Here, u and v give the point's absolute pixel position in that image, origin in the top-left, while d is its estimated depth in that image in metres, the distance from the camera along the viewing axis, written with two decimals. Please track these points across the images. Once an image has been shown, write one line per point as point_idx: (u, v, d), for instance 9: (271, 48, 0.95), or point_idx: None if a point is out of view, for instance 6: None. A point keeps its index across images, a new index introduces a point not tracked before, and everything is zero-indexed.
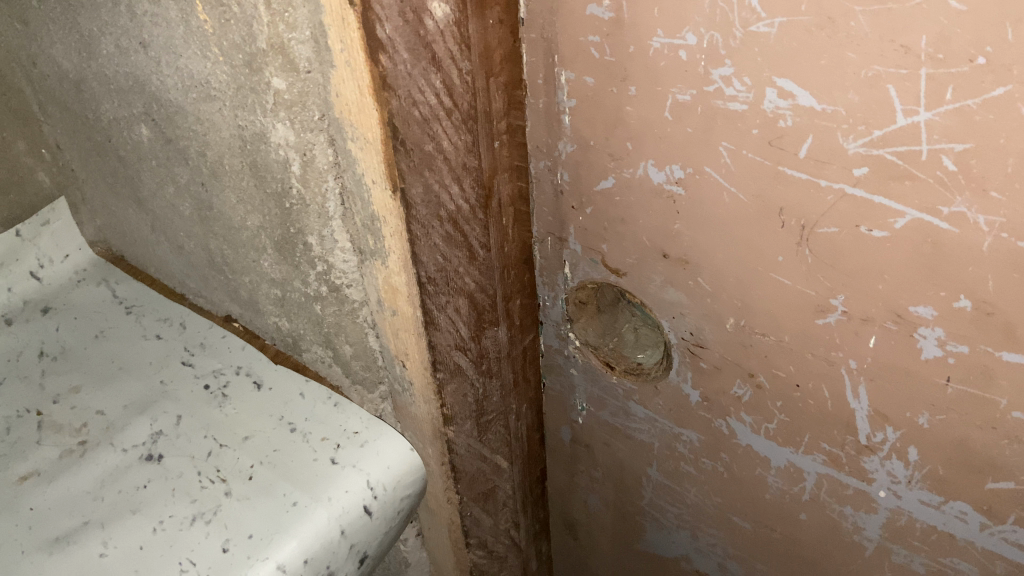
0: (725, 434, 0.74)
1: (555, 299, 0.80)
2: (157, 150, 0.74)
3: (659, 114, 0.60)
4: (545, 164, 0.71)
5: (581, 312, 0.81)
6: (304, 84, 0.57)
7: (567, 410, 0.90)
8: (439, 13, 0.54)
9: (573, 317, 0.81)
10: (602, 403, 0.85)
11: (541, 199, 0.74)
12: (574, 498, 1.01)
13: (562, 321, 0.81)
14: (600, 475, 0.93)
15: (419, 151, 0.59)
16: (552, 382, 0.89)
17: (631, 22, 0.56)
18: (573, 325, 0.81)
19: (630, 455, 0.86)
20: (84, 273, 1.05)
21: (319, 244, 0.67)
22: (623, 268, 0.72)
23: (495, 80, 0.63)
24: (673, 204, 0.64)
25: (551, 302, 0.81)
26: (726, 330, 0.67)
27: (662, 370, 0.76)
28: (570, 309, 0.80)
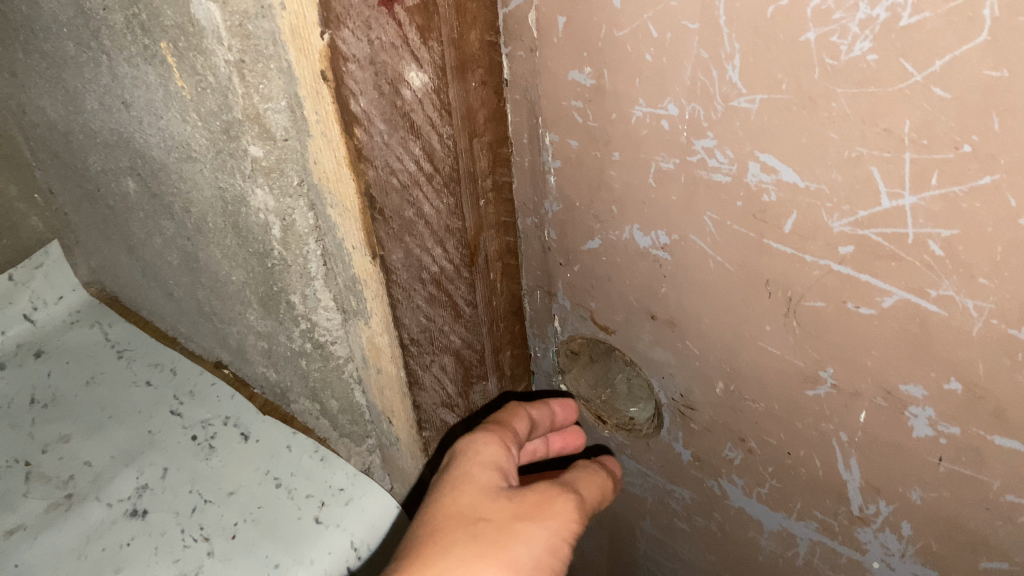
0: (718, 494, 0.72)
1: (546, 349, 0.79)
2: (144, 203, 0.74)
3: (642, 179, 0.58)
4: (531, 220, 0.70)
5: (572, 362, 0.79)
6: (281, 152, 0.56)
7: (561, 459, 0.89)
8: (416, 83, 0.54)
9: (564, 368, 0.79)
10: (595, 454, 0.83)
11: (528, 253, 0.73)
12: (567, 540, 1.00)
13: (553, 372, 0.80)
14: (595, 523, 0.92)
15: (399, 218, 0.58)
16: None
17: (613, 89, 0.55)
18: (565, 376, 0.80)
19: (624, 506, 0.85)
20: (78, 313, 1.10)
21: (302, 303, 0.66)
22: (611, 326, 0.70)
23: (478, 141, 0.62)
24: (659, 268, 0.62)
25: (541, 352, 0.80)
26: (715, 394, 0.65)
27: (654, 427, 0.75)
28: (561, 360, 0.79)
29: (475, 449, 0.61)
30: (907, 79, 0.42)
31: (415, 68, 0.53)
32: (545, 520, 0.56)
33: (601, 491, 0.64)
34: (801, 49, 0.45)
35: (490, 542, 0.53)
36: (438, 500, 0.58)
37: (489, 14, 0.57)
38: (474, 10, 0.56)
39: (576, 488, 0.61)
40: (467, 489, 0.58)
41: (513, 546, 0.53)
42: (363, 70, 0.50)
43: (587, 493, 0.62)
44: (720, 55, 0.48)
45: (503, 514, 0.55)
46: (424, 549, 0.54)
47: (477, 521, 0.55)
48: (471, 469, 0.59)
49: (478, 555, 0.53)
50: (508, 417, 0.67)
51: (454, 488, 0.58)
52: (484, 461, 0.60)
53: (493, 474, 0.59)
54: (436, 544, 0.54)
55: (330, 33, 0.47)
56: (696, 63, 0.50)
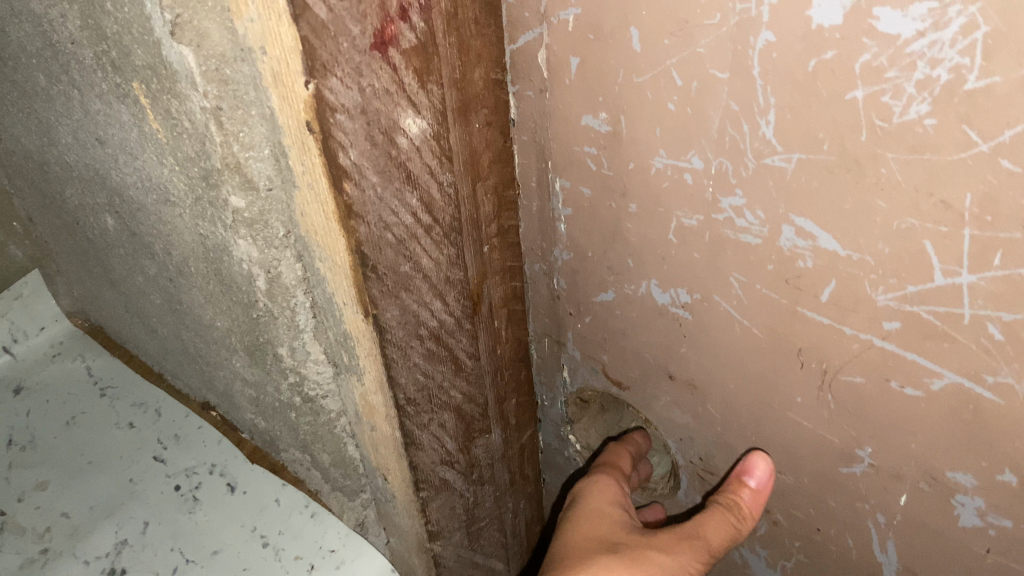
0: (738, 562, 0.70)
1: (553, 398, 0.76)
2: (123, 240, 0.69)
3: (661, 235, 0.54)
4: (539, 266, 0.67)
5: (582, 414, 0.77)
6: (264, 204, 0.51)
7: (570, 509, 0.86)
8: (413, 129, 0.49)
9: (574, 418, 0.77)
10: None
11: (536, 300, 0.70)
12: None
13: (562, 422, 0.77)
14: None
15: (394, 274, 0.53)
16: (552, 477, 0.85)
17: (630, 137, 0.51)
18: (574, 426, 0.78)
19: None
20: (61, 344, 1.09)
21: (290, 355, 0.60)
22: (625, 381, 0.67)
23: (482, 185, 0.58)
24: (678, 327, 0.58)
25: (549, 401, 0.77)
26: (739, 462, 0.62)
27: (670, 488, 0.72)
28: (570, 411, 0.76)
29: (599, 488, 0.65)
30: (969, 148, 0.36)
31: (412, 114, 0.48)
32: (678, 555, 0.58)
33: (732, 532, 0.59)
34: (847, 107, 0.39)
35: (628, 559, 0.57)
36: (572, 533, 0.62)
37: (494, 50, 0.53)
38: (478, 47, 0.52)
39: (700, 533, 0.59)
40: (599, 521, 0.62)
41: (649, 568, 0.56)
42: (354, 120, 0.45)
43: (716, 538, 0.59)
44: (752, 107, 0.43)
45: (636, 542, 0.59)
46: (567, 562, 0.58)
47: (615, 544, 0.59)
48: (597, 505, 0.64)
49: (618, 568, 0.56)
50: (614, 456, 0.69)
51: (585, 518, 0.63)
52: (608, 496, 0.64)
53: (619, 508, 0.63)
54: (578, 563, 0.57)
55: (315, 83, 0.42)
56: (724, 115, 0.45)
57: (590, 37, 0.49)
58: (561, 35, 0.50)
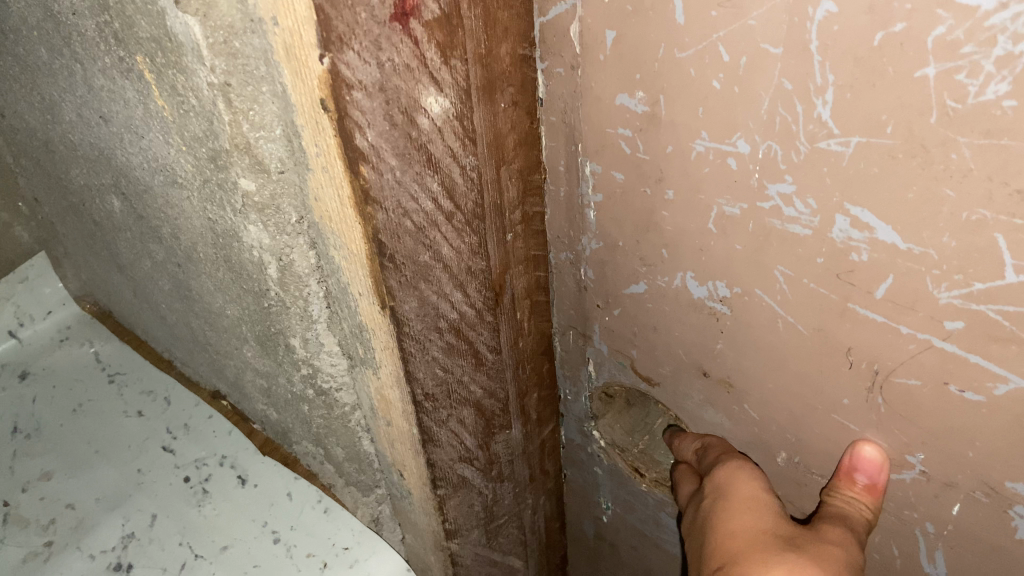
0: None
1: (577, 393, 0.73)
2: (130, 223, 0.66)
3: (699, 225, 0.51)
4: (566, 255, 0.64)
5: (607, 408, 0.74)
6: (276, 189, 0.48)
7: (592, 505, 0.84)
8: (435, 109, 0.46)
9: (597, 414, 0.74)
10: (630, 507, 0.79)
11: (562, 291, 0.67)
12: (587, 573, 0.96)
13: (586, 418, 0.74)
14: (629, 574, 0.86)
15: (412, 263, 0.49)
16: (575, 473, 0.82)
17: (669, 119, 0.47)
18: (597, 423, 0.74)
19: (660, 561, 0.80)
20: (70, 330, 1.07)
21: (303, 347, 0.58)
22: (656, 378, 0.64)
23: (507, 168, 0.55)
24: (715, 322, 0.55)
25: (572, 396, 0.74)
26: (777, 464, 0.59)
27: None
28: (596, 406, 0.73)
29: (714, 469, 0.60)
30: None
31: (434, 93, 0.45)
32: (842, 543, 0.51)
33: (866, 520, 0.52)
34: (916, 87, 0.35)
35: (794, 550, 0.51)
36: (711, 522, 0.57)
37: (521, 24, 0.50)
38: (505, 20, 0.48)
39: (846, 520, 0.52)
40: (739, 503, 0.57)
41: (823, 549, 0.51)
42: (372, 99, 0.42)
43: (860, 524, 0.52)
44: (808, 86, 0.39)
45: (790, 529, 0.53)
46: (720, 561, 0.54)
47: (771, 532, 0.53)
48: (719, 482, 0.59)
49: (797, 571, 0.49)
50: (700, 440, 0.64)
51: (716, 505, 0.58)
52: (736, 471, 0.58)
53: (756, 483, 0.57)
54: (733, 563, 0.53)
55: (330, 57, 0.39)
56: (776, 95, 0.41)
57: (628, 9, 0.45)
58: (595, 7, 0.47)
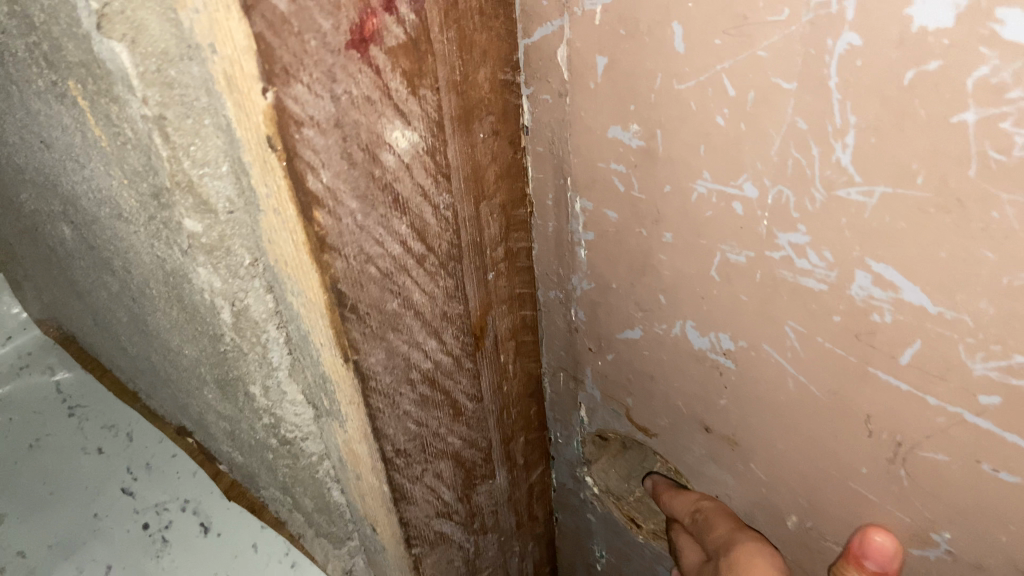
0: None
1: (569, 437, 0.68)
2: (83, 252, 0.61)
3: (699, 270, 0.45)
4: (554, 294, 0.59)
5: (602, 451, 0.69)
6: (225, 231, 0.43)
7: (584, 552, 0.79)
8: (402, 144, 0.40)
9: (591, 458, 0.69)
10: (625, 557, 0.74)
11: (551, 334, 0.62)
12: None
13: (578, 463, 0.69)
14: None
15: (378, 312, 0.44)
16: (566, 518, 0.77)
17: (665, 154, 0.42)
18: (591, 467, 0.69)
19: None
20: (30, 355, 1.08)
21: (263, 395, 0.53)
22: (653, 428, 0.59)
23: (487, 204, 0.49)
24: (717, 377, 0.50)
25: (564, 439, 0.69)
26: (788, 528, 0.53)
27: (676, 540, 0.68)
28: (589, 452, 0.68)
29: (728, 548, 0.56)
30: None
31: (400, 126, 0.40)
32: None
33: None
34: (953, 133, 0.30)
35: None
36: None
37: (503, 46, 0.44)
38: (484, 43, 0.43)
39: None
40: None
41: None
42: (326, 136, 0.36)
43: None
44: (826, 127, 0.34)
45: None
46: None
47: None
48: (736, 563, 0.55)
49: None
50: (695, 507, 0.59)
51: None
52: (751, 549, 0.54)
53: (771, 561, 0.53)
54: None
55: (275, 90, 0.34)
56: (787, 134, 0.36)
57: (621, 33, 0.40)
58: (583, 28, 0.42)
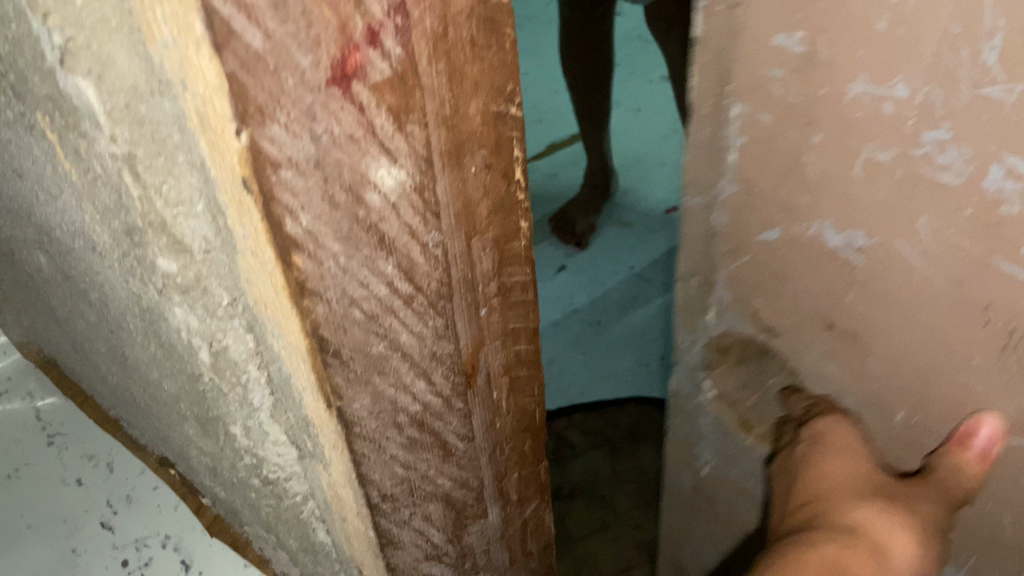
0: None
1: (693, 344, 0.72)
2: (59, 280, 0.59)
3: (846, 169, 0.50)
4: (698, 200, 0.63)
5: (721, 358, 0.70)
6: (201, 270, 0.40)
7: (691, 458, 0.83)
8: (387, 182, 0.38)
9: (709, 364, 0.71)
10: (731, 460, 0.77)
11: (688, 230, 0.65)
12: (708, 537, 0.89)
13: (698, 367, 0.73)
14: (718, 532, 0.86)
15: (363, 357, 0.43)
16: (680, 424, 0.81)
17: (827, 59, 0.47)
18: (709, 373, 0.72)
19: (732, 504, 0.81)
20: (9, 380, 1.23)
21: (244, 434, 0.51)
22: (776, 328, 0.63)
23: (479, 239, 0.47)
24: (847, 271, 0.55)
25: (686, 343, 0.73)
26: (894, 424, 0.59)
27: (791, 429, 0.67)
28: (710, 352, 0.71)
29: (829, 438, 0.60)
30: None
31: (386, 164, 0.37)
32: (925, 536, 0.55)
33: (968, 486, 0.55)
34: None
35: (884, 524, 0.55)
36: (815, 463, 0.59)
37: (496, 77, 0.42)
38: (474, 74, 0.41)
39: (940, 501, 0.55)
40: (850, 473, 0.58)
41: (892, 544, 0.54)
42: (306, 178, 0.35)
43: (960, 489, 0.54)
44: (977, 31, 0.40)
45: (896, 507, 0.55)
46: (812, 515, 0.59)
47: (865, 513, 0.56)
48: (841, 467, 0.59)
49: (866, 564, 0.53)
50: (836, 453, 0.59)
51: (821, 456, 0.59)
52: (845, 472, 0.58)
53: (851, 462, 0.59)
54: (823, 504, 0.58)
55: (249, 132, 0.32)
56: (941, 39, 0.41)
57: None
58: None
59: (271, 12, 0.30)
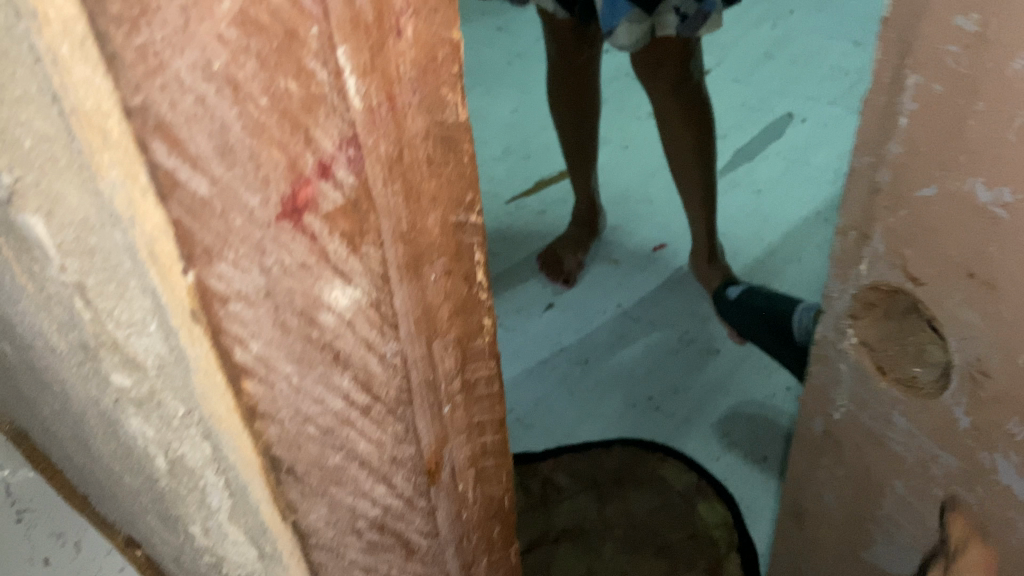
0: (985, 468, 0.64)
1: (843, 292, 0.69)
2: (22, 367, 0.58)
3: (996, 133, 0.51)
4: (867, 159, 0.61)
5: (867, 312, 0.69)
6: (155, 385, 0.40)
7: (825, 401, 0.77)
8: (341, 302, 0.38)
9: (856, 315, 0.69)
10: (864, 405, 0.73)
11: (853, 188, 0.64)
12: (832, 482, 0.83)
13: (844, 315, 0.70)
14: (842, 474, 0.81)
15: (318, 469, 0.43)
16: (816, 371, 0.77)
17: (997, 36, 0.48)
18: (823, 333, 0.74)
19: (880, 460, 0.75)
20: None
21: (204, 533, 0.51)
22: (922, 278, 0.61)
23: (441, 340, 0.47)
24: (987, 226, 0.54)
25: (837, 293, 0.70)
26: (1016, 366, 0.57)
27: (937, 389, 0.65)
28: (855, 306, 0.69)
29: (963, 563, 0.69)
30: None
31: (340, 286, 0.38)
32: None
33: None
34: None
35: None
36: None
37: (455, 187, 0.43)
38: (431, 190, 0.41)
39: None
40: None
41: None
42: (255, 308, 0.35)
43: None
44: None
45: None
46: None
47: None
48: None
49: None
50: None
51: None
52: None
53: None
54: None
55: (196, 272, 0.33)
56: None
57: None
58: None
59: (217, 160, 0.30)
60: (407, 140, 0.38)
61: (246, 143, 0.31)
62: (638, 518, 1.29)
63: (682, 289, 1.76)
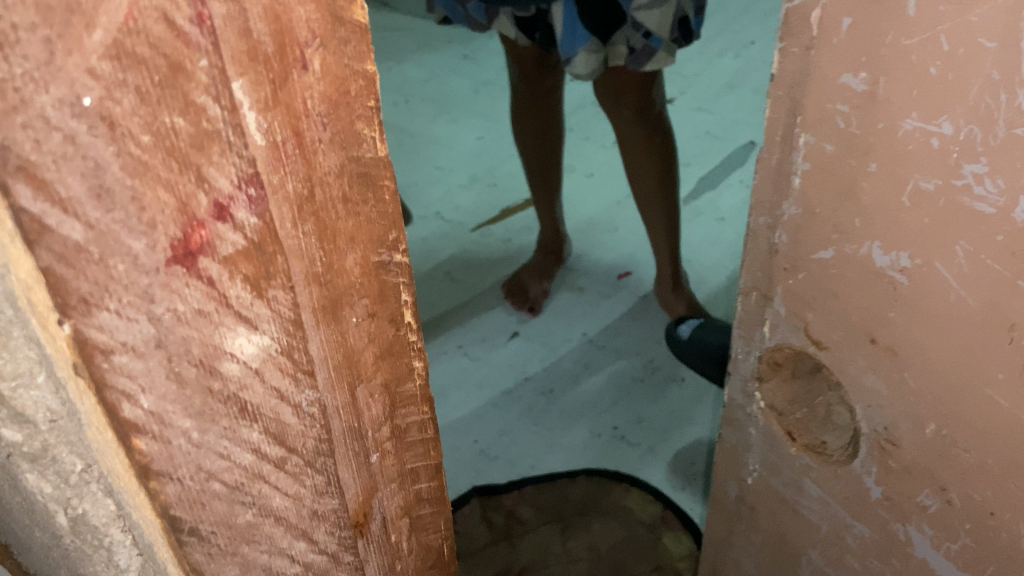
0: (901, 540, 0.67)
1: (748, 355, 0.74)
2: None
3: (894, 197, 0.54)
4: (765, 220, 0.66)
5: (774, 372, 0.73)
6: (49, 439, 0.34)
7: (738, 465, 0.82)
8: (247, 350, 0.36)
9: (763, 377, 0.74)
10: (775, 470, 0.77)
11: (752, 250, 0.68)
12: (750, 546, 0.88)
13: (750, 377, 0.75)
14: (758, 540, 0.86)
15: (226, 528, 0.41)
16: (730, 435, 0.82)
17: (887, 97, 0.51)
18: (762, 385, 0.74)
19: (794, 527, 0.79)
20: None
21: None
22: (826, 343, 0.65)
23: (366, 386, 0.44)
24: (892, 291, 0.57)
25: (742, 355, 0.75)
26: (924, 436, 0.59)
27: (846, 455, 0.68)
28: (760, 368, 0.73)
29: None
30: None
31: (245, 332, 0.35)
32: None
33: None
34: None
35: None
36: None
37: (377, 226, 0.39)
38: (350, 229, 0.38)
39: None
40: None
41: None
42: (144, 360, 0.33)
43: None
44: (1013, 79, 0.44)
45: None
46: None
47: None
48: None
49: None
50: None
51: None
52: None
53: None
54: None
55: (72, 322, 0.31)
56: (985, 85, 0.45)
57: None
58: None
59: (92, 202, 0.29)
60: (319, 177, 0.35)
61: (126, 184, 0.29)
62: (602, 552, 1.24)
63: (647, 318, 1.74)
